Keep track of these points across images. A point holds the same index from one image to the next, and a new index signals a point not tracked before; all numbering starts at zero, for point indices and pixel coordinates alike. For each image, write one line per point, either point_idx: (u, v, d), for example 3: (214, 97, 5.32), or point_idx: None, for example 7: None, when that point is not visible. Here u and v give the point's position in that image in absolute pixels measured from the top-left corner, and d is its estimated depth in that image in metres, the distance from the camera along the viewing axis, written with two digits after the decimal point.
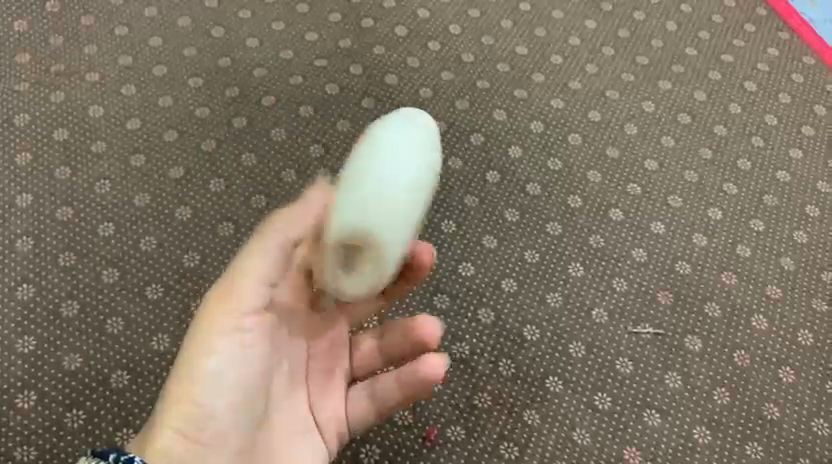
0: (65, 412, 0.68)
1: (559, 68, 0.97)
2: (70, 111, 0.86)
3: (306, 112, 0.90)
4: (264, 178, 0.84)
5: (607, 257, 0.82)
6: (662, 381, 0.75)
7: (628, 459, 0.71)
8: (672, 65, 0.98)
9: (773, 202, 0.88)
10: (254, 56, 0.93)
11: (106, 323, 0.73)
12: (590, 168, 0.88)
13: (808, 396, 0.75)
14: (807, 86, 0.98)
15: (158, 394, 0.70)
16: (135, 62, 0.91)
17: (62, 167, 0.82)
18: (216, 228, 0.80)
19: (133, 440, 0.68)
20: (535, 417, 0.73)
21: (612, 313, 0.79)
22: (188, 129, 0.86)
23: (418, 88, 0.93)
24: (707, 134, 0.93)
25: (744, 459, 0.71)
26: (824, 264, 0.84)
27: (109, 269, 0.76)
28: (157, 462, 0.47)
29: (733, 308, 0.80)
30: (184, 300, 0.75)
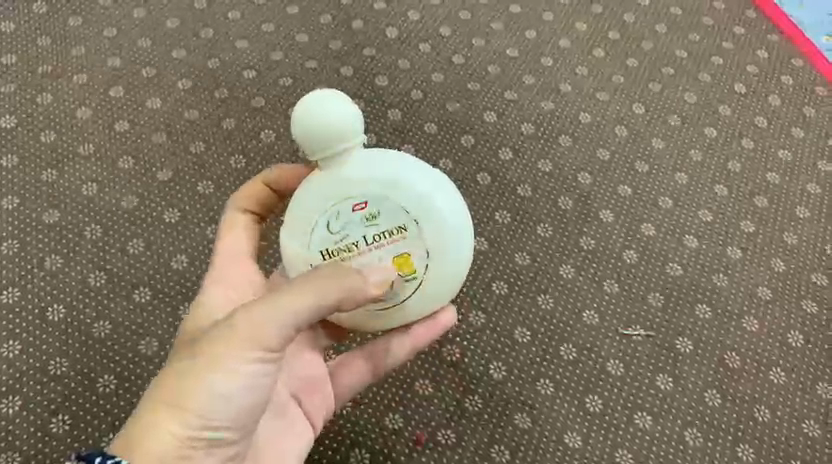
0: (50, 358, 0.72)
1: (530, 46, 1.02)
2: (58, 81, 0.90)
3: (286, 83, 0.94)
4: (246, 144, 0.88)
5: (577, 217, 0.86)
6: (626, 334, 0.79)
7: (590, 406, 0.74)
8: (638, 43, 1.04)
9: (737, 168, 0.92)
10: (237, 32, 0.98)
11: (89, 277, 0.77)
12: (561, 132, 0.94)
13: (768, 346, 0.79)
14: (770, 62, 1.03)
15: (138, 342, 0.74)
16: (120, 37, 0.95)
17: (49, 133, 0.86)
18: (198, 190, 0.84)
19: (114, 384, 0.72)
20: (501, 370, 0.76)
21: (579, 269, 0.82)
22: (171, 99, 0.91)
23: (395, 62, 0.98)
24: (670, 107, 0.98)
25: (702, 405, 0.75)
26: (783, 227, 0.88)
27: (92, 227, 0.80)
28: (155, 426, 0.46)
29: (694, 267, 0.84)
30: (164, 256, 0.79)
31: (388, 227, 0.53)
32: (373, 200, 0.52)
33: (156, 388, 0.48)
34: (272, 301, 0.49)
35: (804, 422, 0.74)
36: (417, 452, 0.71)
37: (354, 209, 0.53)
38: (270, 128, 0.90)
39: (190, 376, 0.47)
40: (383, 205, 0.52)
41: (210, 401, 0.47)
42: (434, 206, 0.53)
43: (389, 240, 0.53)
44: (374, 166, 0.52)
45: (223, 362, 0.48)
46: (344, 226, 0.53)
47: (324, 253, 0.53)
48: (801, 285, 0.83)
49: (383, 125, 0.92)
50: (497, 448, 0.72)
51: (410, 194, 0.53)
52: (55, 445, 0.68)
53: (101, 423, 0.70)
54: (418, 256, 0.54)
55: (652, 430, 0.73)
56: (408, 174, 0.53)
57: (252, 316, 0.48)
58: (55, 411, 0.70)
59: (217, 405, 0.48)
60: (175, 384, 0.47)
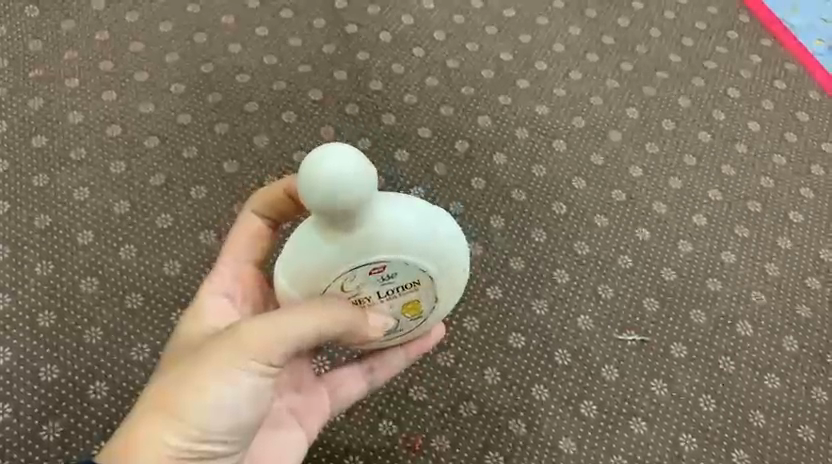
0: (41, 364, 0.72)
1: (524, 50, 1.02)
2: (49, 85, 0.90)
3: (280, 88, 0.94)
4: (240, 149, 0.88)
5: (571, 222, 0.86)
6: (621, 339, 0.78)
7: (585, 411, 0.74)
8: (632, 48, 1.04)
9: (731, 172, 0.93)
10: (231, 36, 0.98)
11: (81, 283, 0.76)
12: (555, 137, 0.94)
13: (762, 350, 0.79)
14: (764, 66, 1.04)
15: (130, 349, 0.73)
16: (113, 41, 0.95)
17: (41, 137, 0.85)
18: (190, 195, 0.84)
19: (106, 391, 0.71)
20: (496, 375, 0.75)
21: (573, 274, 0.82)
22: (164, 103, 0.90)
23: (389, 66, 0.98)
24: (664, 111, 0.98)
25: (697, 410, 0.75)
26: (777, 232, 0.88)
27: (84, 233, 0.80)
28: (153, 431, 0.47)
29: (688, 272, 0.84)
30: (156, 262, 0.79)
31: (402, 282, 0.52)
32: (392, 264, 0.51)
33: (155, 395, 0.48)
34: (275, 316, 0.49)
35: (798, 427, 0.74)
36: (411, 458, 0.71)
37: (373, 271, 0.51)
38: (263, 132, 0.90)
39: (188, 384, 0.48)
40: (401, 266, 0.51)
41: (206, 410, 0.47)
42: (449, 263, 0.53)
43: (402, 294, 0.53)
44: (393, 228, 0.49)
45: (221, 372, 0.48)
46: (360, 283, 0.52)
47: None
48: (794, 290, 0.83)
49: (377, 130, 0.92)
50: (491, 454, 0.71)
51: (428, 257, 0.51)
52: (45, 453, 0.67)
53: (93, 430, 0.69)
54: (428, 302, 0.55)
55: (647, 436, 0.73)
56: (429, 234, 0.51)
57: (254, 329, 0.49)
58: (46, 418, 0.69)
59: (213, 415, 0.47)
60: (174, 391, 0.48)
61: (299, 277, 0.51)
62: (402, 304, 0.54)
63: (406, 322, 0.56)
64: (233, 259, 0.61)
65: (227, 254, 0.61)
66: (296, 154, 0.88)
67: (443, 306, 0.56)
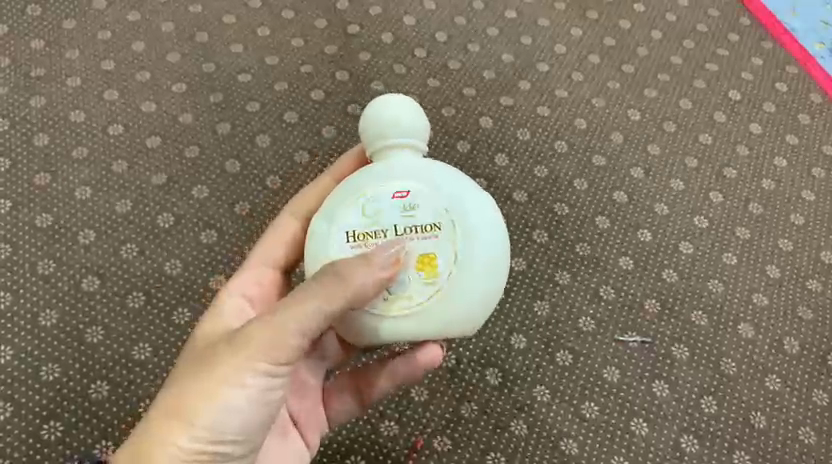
0: (42, 364, 0.71)
1: (525, 52, 1.02)
2: (51, 84, 0.90)
3: (282, 88, 0.94)
4: (241, 149, 0.88)
5: (573, 223, 0.86)
6: (622, 340, 0.78)
7: (586, 412, 0.74)
8: (633, 50, 1.04)
9: (732, 174, 0.93)
10: (232, 36, 0.98)
11: (82, 282, 0.76)
12: (557, 138, 0.94)
13: (763, 352, 0.79)
14: (765, 69, 1.04)
15: (131, 348, 0.73)
16: (115, 40, 0.95)
17: (43, 136, 0.85)
18: (192, 195, 0.83)
19: (107, 391, 0.71)
20: (497, 376, 0.75)
21: (575, 275, 0.82)
22: (166, 103, 0.90)
23: (390, 67, 0.98)
24: (665, 113, 0.98)
25: (698, 412, 0.75)
26: (778, 234, 0.88)
27: (85, 232, 0.79)
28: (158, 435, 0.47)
29: (689, 274, 0.84)
30: (158, 261, 0.79)
31: (424, 227, 0.52)
32: (414, 192, 0.53)
33: (164, 405, 0.48)
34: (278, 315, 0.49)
35: (800, 429, 0.74)
36: (413, 459, 0.71)
37: (395, 196, 0.53)
38: (265, 133, 0.90)
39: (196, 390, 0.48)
40: (424, 194, 0.53)
41: (216, 413, 0.47)
42: (473, 217, 0.52)
43: (417, 237, 0.52)
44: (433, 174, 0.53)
45: (228, 376, 0.48)
46: (380, 211, 0.53)
47: (350, 233, 0.52)
48: (795, 292, 0.83)
49: None
50: (493, 455, 0.71)
51: (453, 201, 0.53)
52: (47, 452, 0.67)
53: (94, 430, 0.69)
54: (444, 259, 0.51)
55: (648, 437, 0.73)
56: (466, 200, 0.53)
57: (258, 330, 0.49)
58: (47, 417, 0.69)
59: (223, 420, 0.47)
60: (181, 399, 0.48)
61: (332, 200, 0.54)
62: (418, 257, 0.51)
63: (416, 287, 0.51)
64: (262, 258, 0.62)
65: (265, 244, 0.62)
66: (298, 154, 0.88)
67: (459, 278, 0.51)
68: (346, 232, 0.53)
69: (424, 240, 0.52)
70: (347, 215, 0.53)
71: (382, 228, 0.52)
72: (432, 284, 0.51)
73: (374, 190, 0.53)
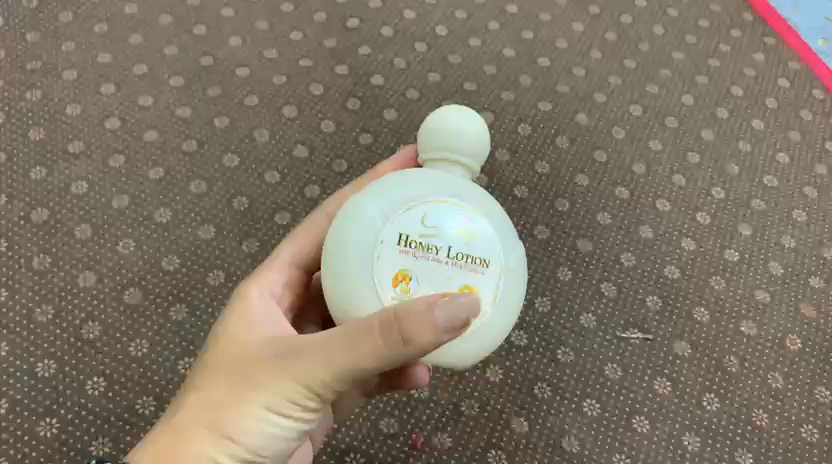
0: (37, 359, 0.71)
1: (526, 46, 1.01)
2: (47, 77, 0.89)
3: (281, 82, 0.93)
4: (239, 143, 0.87)
5: (574, 219, 0.86)
6: (624, 337, 0.78)
7: (588, 410, 0.73)
8: (635, 45, 1.03)
9: (735, 170, 0.92)
10: (231, 29, 0.97)
11: (78, 277, 0.75)
12: (558, 134, 0.93)
13: (765, 349, 0.78)
14: (767, 64, 1.03)
15: (128, 344, 0.72)
16: (112, 33, 0.94)
17: (39, 130, 0.84)
18: (190, 190, 0.83)
19: (103, 387, 0.70)
20: (498, 372, 0.75)
21: (576, 271, 0.82)
22: (164, 96, 0.89)
23: (390, 61, 0.97)
24: (667, 109, 0.97)
25: (700, 410, 0.74)
26: (781, 230, 0.87)
27: (82, 226, 0.78)
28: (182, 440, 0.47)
29: (691, 270, 0.83)
30: (155, 256, 0.78)
31: (476, 255, 0.47)
32: (471, 226, 0.48)
33: (193, 415, 0.48)
34: (327, 349, 0.45)
35: (802, 427, 0.74)
36: (413, 457, 0.70)
37: (457, 218, 0.48)
38: (263, 127, 0.89)
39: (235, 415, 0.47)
40: (485, 230, 0.48)
41: (252, 436, 0.47)
42: (514, 275, 0.49)
43: (468, 269, 0.47)
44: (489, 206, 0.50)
45: (268, 405, 0.47)
46: (438, 224, 0.47)
47: (401, 236, 0.47)
48: (798, 289, 0.83)
49: (379, 125, 0.91)
50: (494, 452, 0.71)
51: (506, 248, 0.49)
52: (42, 449, 0.66)
53: (90, 426, 0.68)
54: (485, 302, 0.47)
55: (650, 434, 0.73)
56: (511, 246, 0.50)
57: (305, 363, 0.45)
58: (42, 414, 0.68)
59: (265, 443, 0.47)
60: (220, 418, 0.47)
61: (385, 193, 0.48)
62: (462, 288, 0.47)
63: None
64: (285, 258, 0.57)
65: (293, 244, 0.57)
66: (296, 148, 0.88)
67: (488, 327, 0.48)
68: (400, 236, 0.47)
69: (473, 273, 0.47)
70: (405, 219, 0.47)
71: (437, 245, 0.47)
72: (468, 321, 0.47)
73: (437, 203, 0.48)
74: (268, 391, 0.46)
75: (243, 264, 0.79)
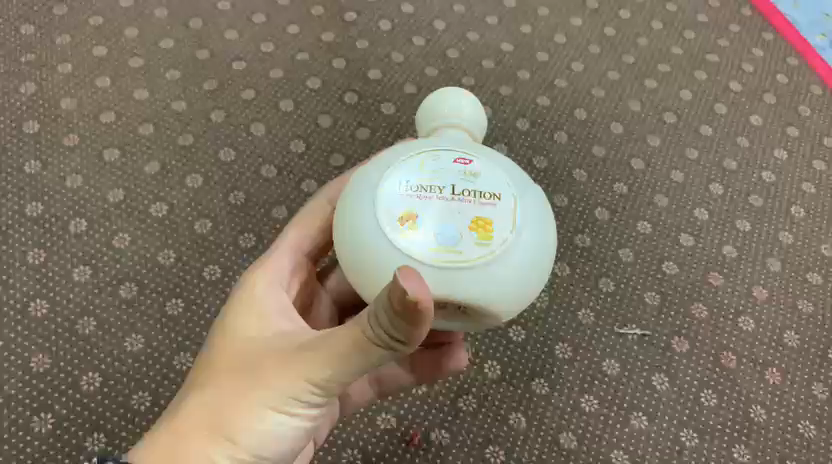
0: (32, 355, 0.70)
1: (525, 40, 1.01)
2: (41, 70, 0.88)
3: (277, 75, 0.92)
4: (236, 137, 0.86)
5: (572, 214, 0.85)
6: (622, 332, 0.78)
7: (585, 406, 0.73)
8: (633, 40, 1.03)
9: (733, 166, 0.92)
10: (227, 22, 0.96)
11: (73, 272, 0.75)
12: (556, 129, 0.93)
13: (763, 345, 0.78)
14: (766, 60, 1.03)
15: (124, 339, 0.72)
16: (108, 26, 0.93)
17: (33, 123, 0.84)
18: (185, 184, 0.82)
19: (99, 382, 0.69)
20: (496, 368, 0.74)
21: (574, 267, 0.81)
22: (159, 90, 0.89)
23: (388, 55, 0.96)
24: (666, 104, 0.97)
25: (698, 406, 0.74)
26: (779, 226, 0.87)
27: (77, 221, 0.78)
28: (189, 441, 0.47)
29: (689, 266, 0.83)
30: (151, 251, 0.77)
31: (485, 190, 0.48)
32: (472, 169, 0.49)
33: (200, 414, 0.47)
34: (327, 345, 0.44)
35: (800, 423, 0.74)
36: (411, 453, 0.70)
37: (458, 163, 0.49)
38: (260, 121, 0.88)
39: (237, 412, 0.46)
40: (489, 169, 0.49)
41: (259, 434, 0.46)
42: (525, 206, 0.49)
43: (478, 201, 0.47)
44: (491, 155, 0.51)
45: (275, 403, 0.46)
46: (440, 170, 0.48)
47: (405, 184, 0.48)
48: (796, 285, 0.83)
49: (376, 119, 0.90)
50: (492, 448, 0.70)
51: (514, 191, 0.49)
52: (37, 445, 0.66)
53: (85, 422, 0.67)
54: (500, 229, 0.47)
55: (648, 431, 0.72)
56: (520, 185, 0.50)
57: (310, 360, 0.45)
58: (37, 409, 0.67)
59: (269, 444, 0.47)
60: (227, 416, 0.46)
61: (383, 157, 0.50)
62: (473, 218, 0.47)
63: (465, 245, 0.46)
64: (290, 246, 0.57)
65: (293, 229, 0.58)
66: (293, 143, 0.87)
67: (513, 250, 0.46)
68: (403, 183, 0.48)
69: (483, 206, 0.47)
70: (408, 169, 0.48)
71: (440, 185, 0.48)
72: (485, 248, 0.46)
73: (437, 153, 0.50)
74: (274, 388, 0.46)
75: (240, 258, 0.78)
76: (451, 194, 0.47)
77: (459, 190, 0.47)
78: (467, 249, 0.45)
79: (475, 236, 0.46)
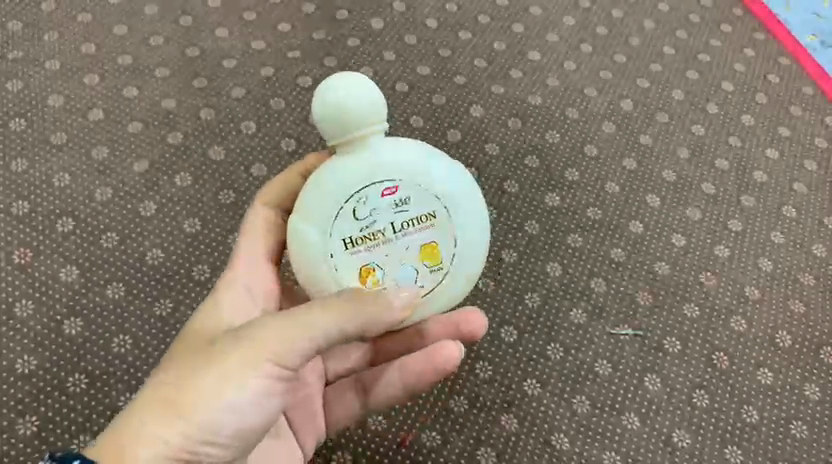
0: (18, 356, 0.69)
1: (517, 39, 1.00)
2: (29, 67, 0.87)
3: (268, 73, 0.91)
4: (226, 135, 0.86)
5: (564, 213, 0.85)
6: (614, 333, 0.77)
7: (577, 407, 0.73)
8: (626, 39, 1.03)
9: (725, 165, 0.92)
10: (217, 20, 0.95)
11: (60, 271, 0.74)
12: (548, 128, 0.92)
13: (756, 345, 0.78)
14: (757, 60, 1.03)
15: (111, 340, 0.71)
16: (96, 23, 0.92)
17: (20, 121, 0.82)
18: (174, 183, 0.81)
19: (85, 383, 0.69)
20: (487, 369, 0.74)
21: (566, 267, 0.81)
22: (148, 88, 0.88)
23: (379, 53, 0.96)
24: (659, 103, 0.97)
25: (690, 406, 0.74)
26: (770, 226, 0.87)
27: (64, 220, 0.77)
28: (139, 423, 0.44)
29: (681, 266, 0.83)
30: (139, 250, 0.76)
31: (417, 214, 0.51)
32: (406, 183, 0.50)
33: (150, 399, 0.45)
34: (284, 322, 0.47)
35: (791, 424, 0.74)
36: (402, 454, 0.69)
37: (385, 193, 0.50)
38: (250, 119, 0.87)
39: (190, 388, 0.45)
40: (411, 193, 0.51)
41: (216, 411, 0.45)
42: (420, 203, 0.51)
43: (420, 228, 0.51)
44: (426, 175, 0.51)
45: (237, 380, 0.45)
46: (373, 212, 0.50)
47: (346, 241, 0.50)
48: (787, 284, 0.83)
49: None
50: (483, 450, 0.70)
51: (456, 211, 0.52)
52: (21, 447, 0.65)
53: (71, 424, 0.66)
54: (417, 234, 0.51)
55: (639, 431, 0.72)
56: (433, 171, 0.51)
57: (268, 337, 0.46)
58: (22, 411, 0.66)
59: (224, 421, 0.45)
60: (183, 396, 0.45)
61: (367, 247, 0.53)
62: (420, 245, 0.51)
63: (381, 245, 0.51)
64: (247, 255, 0.56)
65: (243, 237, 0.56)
66: (284, 141, 0.86)
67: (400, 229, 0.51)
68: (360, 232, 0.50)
69: (423, 230, 0.51)
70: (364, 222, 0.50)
71: (380, 231, 0.51)
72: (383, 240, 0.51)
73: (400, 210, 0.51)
74: (234, 365, 0.46)
75: (228, 257, 0.77)
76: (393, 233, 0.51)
77: (399, 224, 0.51)
78: (373, 251, 0.51)
79: (382, 222, 0.50)
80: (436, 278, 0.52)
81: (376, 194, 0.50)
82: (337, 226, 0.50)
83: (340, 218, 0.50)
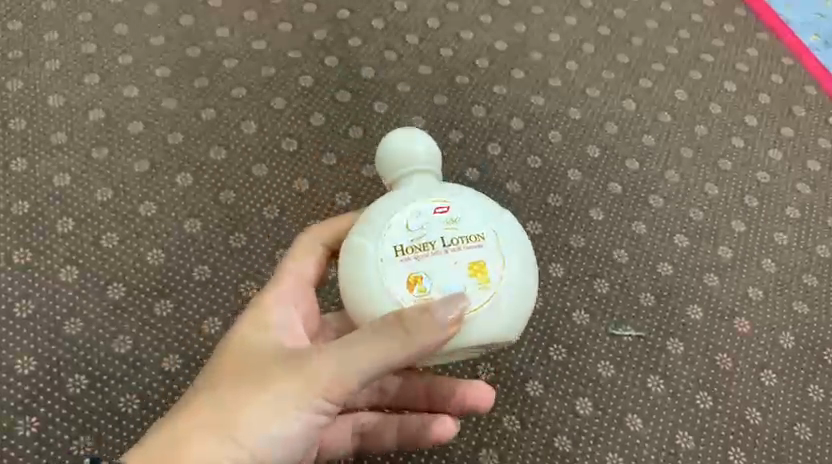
0: (17, 356, 0.69)
1: (519, 39, 1.00)
2: (29, 67, 0.86)
3: (269, 73, 0.91)
4: (227, 135, 0.85)
5: (567, 214, 0.85)
6: (616, 334, 0.77)
7: (580, 408, 0.72)
8: (628, 39, 1.03)
9: (727, 166, 0.91)
10: (218, 20, 0.95)
11: (60, 272, 0.73)
12: (550, 129, 0.92)
13: (759, 347, 0.77)
14: (760, 59, 1.03)
15: (111, 341, 0.71)
16: (96, 22, 0.92)
17: (20, 121, 0.82)
18: (175, 183, 0.81)
19: (85, 385, 0.68)
20: (489, 370, 0.74)
21: (569, 268, 0.80)
22: (149, 88, 0.87)
23: (381, 53, 0.95)
24: (661, 103, 0.96)
25: (693, 408, 0.73)
26: (773, 227, 0.87)
27: (64, 220, 0.76)
28: (186, 435, 0.48)
29: (684, 267, 0.82)
30: (139, 251, 0.76)
31: (469, 234, 0.51)
32: (457, 204, 0.52)
33: (198, 409, 0.49)
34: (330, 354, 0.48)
35: (795, 426, 0.73)
36: (404, 456, 0.69)
37: (436, 211, 0.52)
38: (251, 119, 0.87)
39: (238, 410, 0.48)
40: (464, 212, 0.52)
41: (258, 432, 0.49)
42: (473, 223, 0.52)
43: (470, 246, 0.51)
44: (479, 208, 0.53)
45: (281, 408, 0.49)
46: (425, 225, 0.51)
47: (397, 249, 0.50)
48: (791, 285, 0.82)
49: (369, 118, 0.89)
50: (485, 452, 0.69)
51: (505, 239, 0.52)
52: (21, 449, 0.64)
53: (71, 426, 0.66)
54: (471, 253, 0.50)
55: (642, 433, 0.71)
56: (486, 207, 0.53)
57: (315, 369, 0.48)
58: (22, 412, 0.66)
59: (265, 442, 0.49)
60: (230, 416, 0.48)
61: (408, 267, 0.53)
62: (469, 264, 0.50)
63: (432, 253, 0.50)
64: (293, 275, 0.57)
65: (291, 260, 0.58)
66: (285, 141, 0.86)
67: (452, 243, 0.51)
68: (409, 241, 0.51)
69: (473, 249, 0.51)
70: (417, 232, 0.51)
71: (431, 240, 0.51)
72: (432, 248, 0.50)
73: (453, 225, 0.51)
74: (279, 392, 0.49)
75: (229, 258, 0.77)
76: (445, 245, 0.50)
77: (450, 240, 0.51)
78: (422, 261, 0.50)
79: (432, 234, 0.51)
80: (487, 296, 0.50)
81: (430, 209, 0.52)
82: (389, 233, 0.51)
83: (394, 228, 0.51)
